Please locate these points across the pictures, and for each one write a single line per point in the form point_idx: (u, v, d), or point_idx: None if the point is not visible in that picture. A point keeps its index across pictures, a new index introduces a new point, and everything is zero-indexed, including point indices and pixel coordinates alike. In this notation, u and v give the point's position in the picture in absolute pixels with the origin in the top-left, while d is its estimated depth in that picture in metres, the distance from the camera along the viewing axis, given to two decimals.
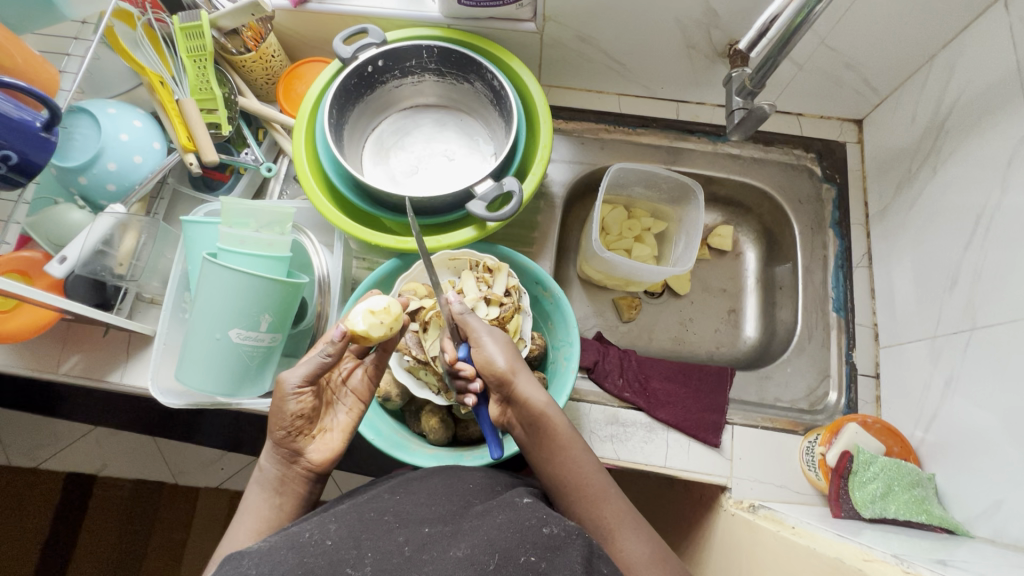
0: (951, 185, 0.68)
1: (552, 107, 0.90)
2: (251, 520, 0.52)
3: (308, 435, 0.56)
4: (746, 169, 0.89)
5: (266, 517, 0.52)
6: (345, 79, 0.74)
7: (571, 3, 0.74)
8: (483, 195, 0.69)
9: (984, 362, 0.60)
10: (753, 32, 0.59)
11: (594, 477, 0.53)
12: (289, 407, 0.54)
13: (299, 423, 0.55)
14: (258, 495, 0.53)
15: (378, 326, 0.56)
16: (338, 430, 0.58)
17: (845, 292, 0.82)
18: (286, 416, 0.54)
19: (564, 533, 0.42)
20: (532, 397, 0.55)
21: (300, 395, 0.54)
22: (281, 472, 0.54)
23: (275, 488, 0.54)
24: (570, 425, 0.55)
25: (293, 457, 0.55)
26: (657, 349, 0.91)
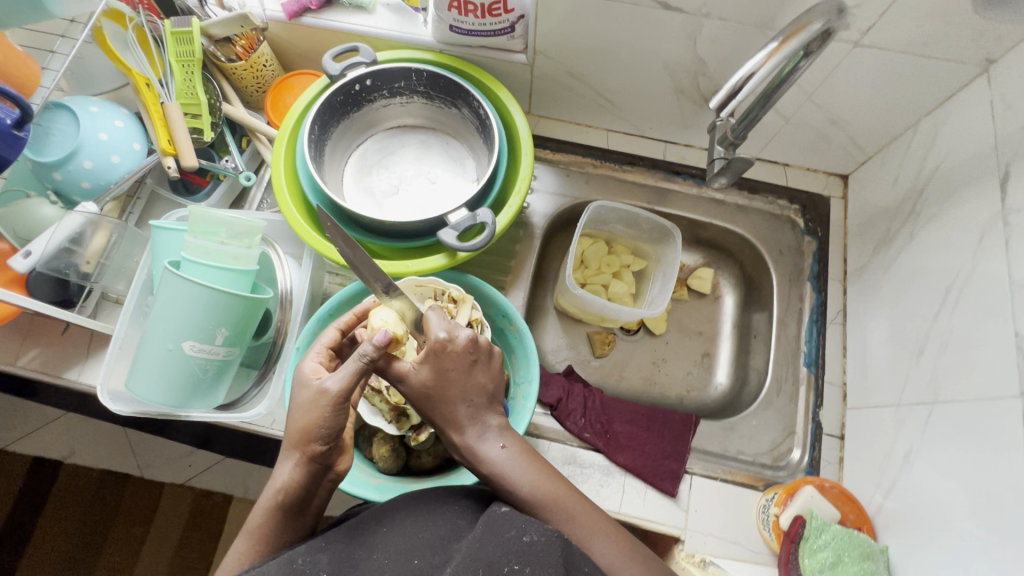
0: (926, 252, 0.67)
1: (541, 137, 0.91)
2: (269, 543, 0.49)
3: (339, 449, 0.53)
4: (728, 215, 0.90)
5: (284, 538, 0.50)
6: (331, 95, 0.74)
7: (560, 40, 0.74)
8: (455, 224, 0.68)
9: (940, 436, 0.59)
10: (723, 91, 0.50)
11: (554, 492, 0.50)
12: (330, 424, 0.49)
13: (336, 438, 0.51)
14: (282, 519, 0.50)
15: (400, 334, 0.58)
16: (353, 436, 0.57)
17: (817, 348, 0.81)
18: (327, 434, 0.49)
19: (544, 539, 0.41)
20: (470, 444, 0.51)
21: (343, 409, 0.50)
22: (308, 493, 0.51)
23: (301, 509, 0.50)
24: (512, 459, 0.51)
25: (322, 474, 0.52)
26: (627, 389, 0.90)
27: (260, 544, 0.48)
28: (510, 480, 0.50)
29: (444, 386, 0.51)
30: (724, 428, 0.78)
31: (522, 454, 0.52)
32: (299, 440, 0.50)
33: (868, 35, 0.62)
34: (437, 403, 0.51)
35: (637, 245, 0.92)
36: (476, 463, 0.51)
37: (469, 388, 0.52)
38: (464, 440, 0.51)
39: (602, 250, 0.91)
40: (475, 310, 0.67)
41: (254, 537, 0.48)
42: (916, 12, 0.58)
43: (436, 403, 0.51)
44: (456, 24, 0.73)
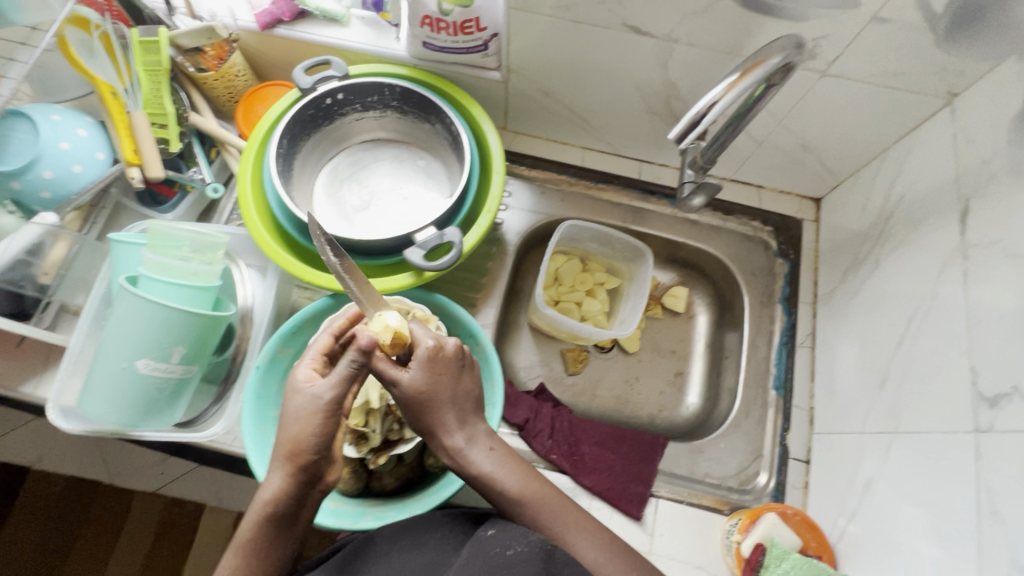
0: (892, 280, 0.67)
1: (517, 153, 0.90)
2: (255, 556, 0.49)
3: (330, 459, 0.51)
4: (702, 235, 0.90)
5: (271, 549, 0.50)
6: (301, 108, 0.73)
7: (532, 59, 0.74)
8: (422, 242, 0.68)
9: (899, 466, 0.59)
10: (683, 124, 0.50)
11: (537, 491, 0.54)
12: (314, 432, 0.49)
13: (325, 448, 0.50)
14: (266, 531, 0.49)
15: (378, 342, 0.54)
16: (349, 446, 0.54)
17: (786, 371, 0.81)
18: (311, 444, 0.49)
19: (527, 549, 0.48)
20: (459, 449, 0.54)
21: (328, 416, 0.50)
22: (294, 505, 0.50)
23: (287, 522, 0.50)
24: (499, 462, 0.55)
25: (310, 486, 0.50)
26: (599, 407, 0.89)
27: (250, 556, 0.49)
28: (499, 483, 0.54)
29: (438, 392, 0.53)
30: (692, 450, 0.78)
31: (507, 457, 0.56)
32: (286, 448, 0.49)
33: (834, 65, 0.62)
34: (430, 408, 0.53)
35: (610, 263, 0.92)
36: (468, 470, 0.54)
37: (460, 392, 0.54)
38: (454, 445, 0.54)
39: (576, 268, 0.91)
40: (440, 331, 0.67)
41: (245, 551, 0.49)
42: (879, 45, 0.58)
43: (428, 409, 0.53)
44: (429, 41, 0.73)
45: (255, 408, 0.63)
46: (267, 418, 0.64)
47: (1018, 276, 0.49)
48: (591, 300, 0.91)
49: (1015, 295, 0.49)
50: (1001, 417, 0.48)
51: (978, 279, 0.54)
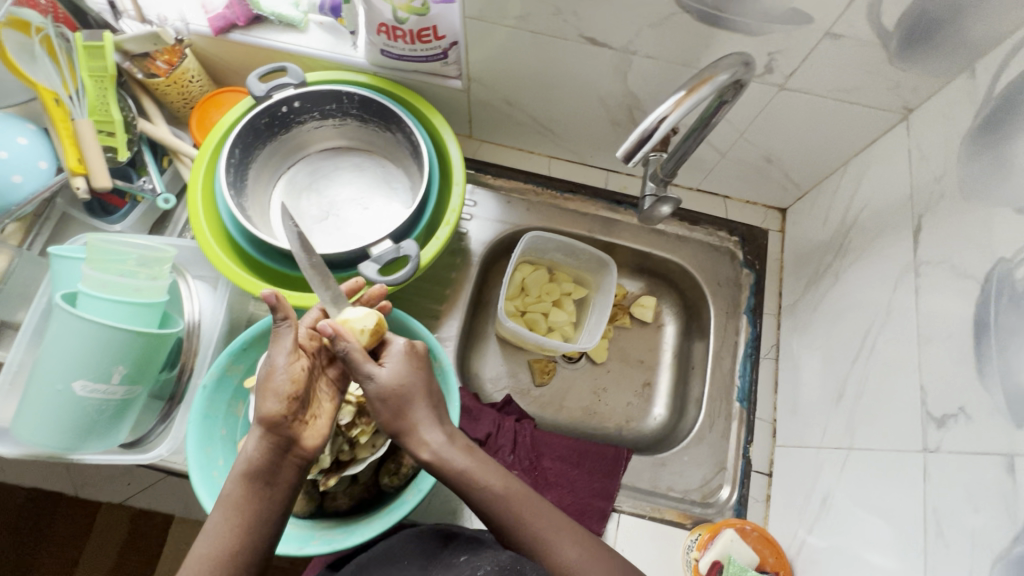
0: (850, 293, 0.67)
1: (482, 162, 0.89)
2: (234, 518, 0.46)
3: (302, 421, 0.50)
4: (669, 246, 0.89)
5: (249, 514, 0.46)
6: (255, 116, 0.71)
7: (492, 69, 0.72)
8: (378, 256, 0.66)
9: (853, 483, 0.58)
10: (630, 142, 0.49)
11: (517, 489, 0.53)
12: (281, 384, 0.48)
13: (293, 405, 0.48)
14: (246, 493, 0.46)
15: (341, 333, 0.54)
16: (330, 416, 0.52)
17: (750, 383, 0.81)
18: (278, 396, 0.48)
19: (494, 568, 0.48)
20: (434, 446, 0.52)
21: (291, 368, 0.49)
22: (270, 462, 0.47)
23: (266, 483, 0.47)
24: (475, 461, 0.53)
25: (284, 444, 0.48)
26: (566, 419, 0.88)
27: (228, 519, 0.46)
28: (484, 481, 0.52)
29: (412, 388, 0.52)
30: (656, 463, 0.77)
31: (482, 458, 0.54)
32: (258, 405, 0.48)
33: (792, 79, 0.62)
34: (403, 403, 0.51)
35: (577, 273, 0.91)
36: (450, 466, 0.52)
37: (434, 391, 0.54)
38: (434, 439, 0.52)
39: (542, 278, 0.90)
40: None
41: (225, 511, 0.46)
42: (834, 60, 0.58)
43: (404, 406, 0.51)
44: (386, 48, 0.72)
45: (200, 429, 0.61)
46: (213, 439, 0.62)
47: (965, 295, 0.49)
48: (558, 311, 0.90)
49: (962, 314, 0.49)
50: (947, 438, 0.48)
51: (929, 297, 0.54)
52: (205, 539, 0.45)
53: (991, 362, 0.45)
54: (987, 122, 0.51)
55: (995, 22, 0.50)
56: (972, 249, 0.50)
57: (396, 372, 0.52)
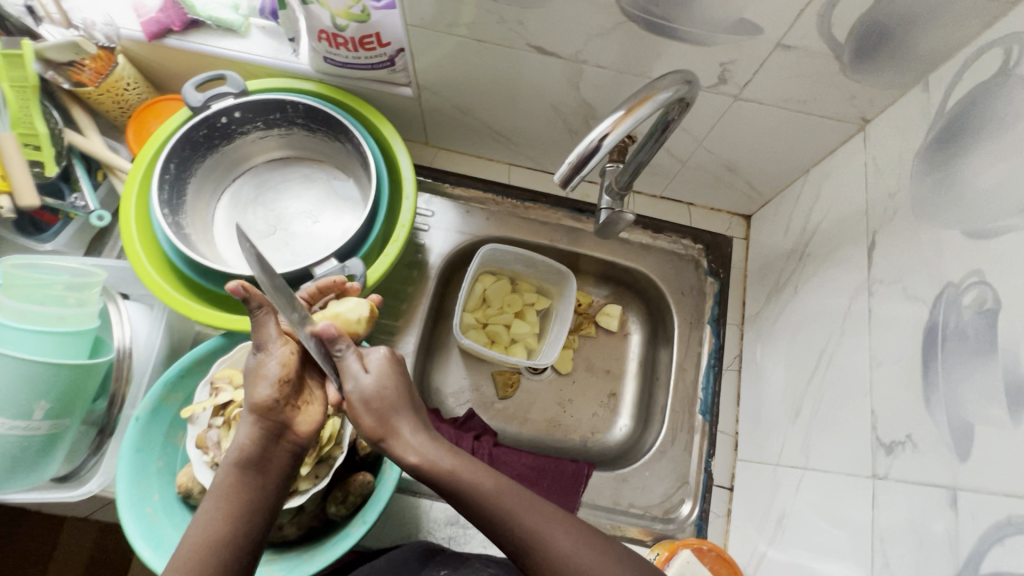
0: (808, 307, 0.66)
1: (440, 170, 0.86)
2: (224, 506, 0.45)
3: (294, 407, 0.50)
4: (632, 255, 0.87)
5: (239, 501, 0.45)
6: (191, 128, 0.68)
7: (441, 77, 0.69)
8: (320, 276, 0.64)
9: (806, 505, 0.57)
10: (569, 163, 0.47)
11: (507, 489, 0.46)
12: (273, 370, 0.49)
13: (285, 390, 0.49)
14: (239, 478, 0.46)
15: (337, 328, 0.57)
16: (323, 403, 0.53)
17: (713, 395, 0.80)
18: (270, 381, 0.48)
19: None
20: (414, 448, 0.46)
21: (282, 355, 0.50)
22: (262, 447, 0.47)
23: (256, 469, 0.47)
24: (457, 459, 0.46)
25: (275, 429, 0.48)
26: (530, 433, 0.86)
27: (221, 505, 0.45)
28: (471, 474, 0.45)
29: (393, 389, 0.48)
30: (617, 479, 0.76)
31: (467, 459, 0.47)
32: (250, 393, 0.49)
33: (746, 90, 0.60)
34: (382, 406, 0.47)
35: (539, 283, 0.89)
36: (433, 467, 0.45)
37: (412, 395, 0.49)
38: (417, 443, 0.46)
39: (504, 288, 0.87)
40: None
41: (218, 497, 0.45)
42: (787, 71, 0.56)
43: (385, 409, 0.47)
44: (330, 56, 0.69)
45: (132, 464, 0.57)
46: (148, 473, 0.59)
47: (915, 318, 0.48)
48: (519, 322, 0.88)
49: (912, 337, 0.48)
50: (895, 465, 0.46)
51: (880, 317, 0.52)
52: (198, 526, 0.44)
53: (937, 389, 0.44)
54: (940, 138, 0.50)
55: (946, 35, 0.49)
56: (922, 270, 0.48)
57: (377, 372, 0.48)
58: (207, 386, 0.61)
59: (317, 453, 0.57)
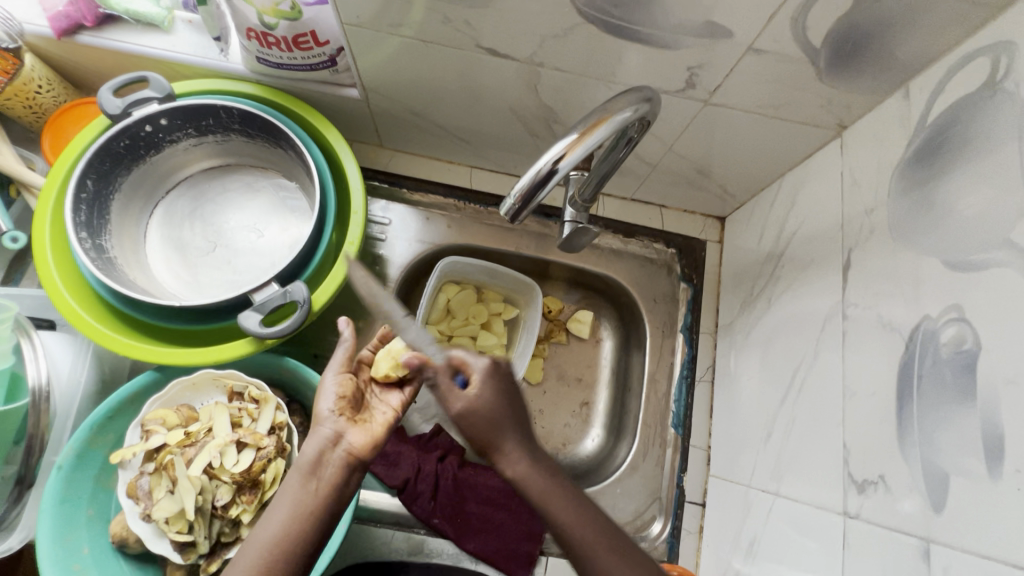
0: (781, 324, 0.63)
1: (396, 175, 0.81)
2: (284, 507, 0.46)
3: (356, 421, 0.53)
4: (603, 261, 0.83)
5: (298, 504, 0.46)
6: (110, 138, 0.61)
7: (388, 79, 0.63)
8: (261, 304, 0.58)
9: (776, 534, 0.55)
10: (519, 191, 0.43)
11: (601, 525, 0.45)
12: (331, 388, 0.53)
13: (345, 404, 0.53)
14: (300, 484, 0.47)
15: (392, 366, 0.57)
16: (382, 420, 0.54)
17: (685, 408, 0.77)
18: (330, 397, 0.53)
19: None
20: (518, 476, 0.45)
21: (338, 377, 0.54)
22: (320, 454, 0.49)
23: (314, 474, 0.48)
24: (558, 486, 0.45)
25: (334, 438, 0.50)
26: (501, 449, 0.80)
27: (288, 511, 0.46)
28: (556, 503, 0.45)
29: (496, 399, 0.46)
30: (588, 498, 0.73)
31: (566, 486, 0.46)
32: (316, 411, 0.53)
33: (716, 95, 0.55)
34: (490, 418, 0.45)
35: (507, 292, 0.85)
36: (529, 486, 0.45)
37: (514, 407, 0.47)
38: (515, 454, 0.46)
39: (470, 298, 0.83)
40: (283, 411, 0.56)
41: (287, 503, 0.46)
42: (759, 75, 0.51)
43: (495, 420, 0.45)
44: (262, 56, 0.62)
45: (56, 517, 0.53)
46: (76, 524, 0.54)
47: (891, 351, 0.45)
48: (487, 335, 0.83)
49: (886, 370, 0.45)
50: (866, 506, 0.44)
51: (855, 344, 0.49)
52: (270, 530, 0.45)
53: (912, 431, 0.41)
54: (920, 153, 0.46)
55: (927, 41, 0.45)
56: (898, 299, 0.45)
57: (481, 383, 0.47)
58: (139, 428, 0.55)
59: (258, 499, 0.52)
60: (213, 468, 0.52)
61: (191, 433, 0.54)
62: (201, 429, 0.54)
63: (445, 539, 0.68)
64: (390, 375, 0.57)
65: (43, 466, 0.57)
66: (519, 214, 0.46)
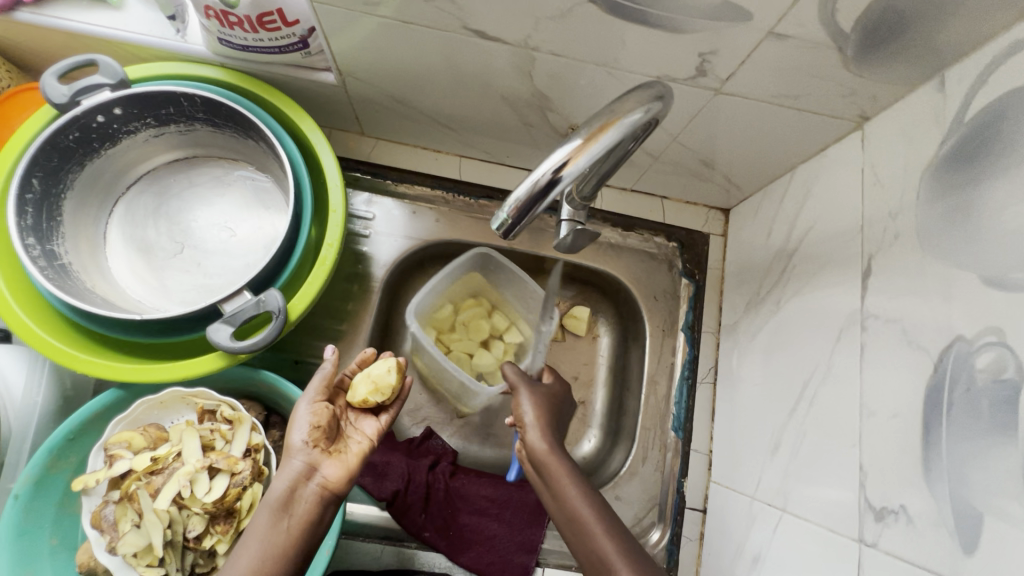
0: (790, 328, 0.59)
1: (380, 165, 0.75)
2: (252, 547, 0.43)
3: (330, 452, 0.49)
4: (600, 256, 0.78)
5: (269, 543, 0.43)
6: (57, 131, 0.54)
7: (367, 63, 0.57)
8: (231, 315, 0.52)
9: (784, 552, 0.53)
10: (517, 199, 0.39)
11: (596, 505, 0.52)
12: (305, 417, 0.49)
13: (319, 435, 0.49)
14: (267, 524, 0.44)
15: (371, 391, 0.53)
16: (358, 453, 0.51)
17: (686, 410, 0.74)
18: (303, 427, 0.48)
19: None
20: (533, 438, 0.58)
21: (312, 405, 0.50)
22: (292, 489, 0.46)
23: (284, 512, 0.45)
24: (570, 466, 0.55)
25: (307, 472, 0.47)
26: (495, 452, 0.76)
27: (254, 556, 0.42)
28: (563, 484, 0.54)
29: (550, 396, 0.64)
30: None
31: (568, 471, 0.55)
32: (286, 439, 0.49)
33: (729, 83, 0.50)
34: (538, 411, 0.61)
35: (517, 312, 0.80)
36: (541, 453, 0.57)
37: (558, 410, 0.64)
38: (545, 444, 0.57)
39: (473, 312, 0.78)
40: (259, 432, 0.53)
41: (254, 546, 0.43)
42: (779, 63, 0.46)
43: (542, 413, 0.61)
44: (225, 38, 0.55)
45: (15, 550, 0.49)
46: (38, 555, 0.50)
47: (916, 371, 0.42)
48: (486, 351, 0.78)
49: (912, 392, 0.42)
50: (885, 535, 0.42)
51: (875, 360, 0.46)
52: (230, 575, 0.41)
53: (940, 460, 0.39)
54: (957, 153, 0.42)
55: (970, 26, 0.40)
56: (926, 314, 0.42)
57: (550, 383, 0.67)
58: (102, 451, 0.51)
59: (234, 528, 0.49)
60: (183, 498, 0.48)
61: (158, 458, 0.50)
62: (169, 453, 0.51)
63: (437, 553, 0.65)
64: (368, 401, 0.53)
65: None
66: (514, 228, 0.42)
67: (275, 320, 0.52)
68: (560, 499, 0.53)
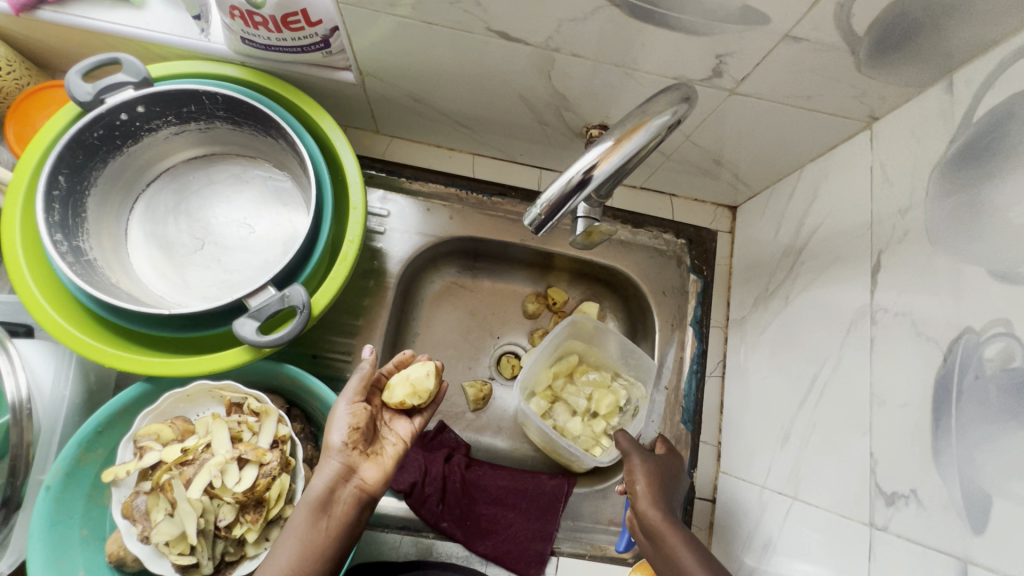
0: (799, 323, 0.61)
1: (394, 163, 0.76)
2: (293, 543, 0.46)
3: (367, 454, 0.51)
4: (611, 252, 0.79)
5: (308, 541, 0.46)
6: (82, 129, 0.55)
7: (388, 62, 0.58)
8: (257, 310, 0.53)
9: (795, 538, 0.54)
10: (546, 199, 0.42)
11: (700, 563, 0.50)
12: (344, 418, 0.50)
13: (357, 438, 0.50)
14: (308, 523, 0.47)
15: (408, 394, 0.54)
16: (393, 455, 0.53)
17: (696, 404, 0.75)
18: (342, 428, 0.50)
19: None
20: (647, 507, 0.57)
21: (352, 408, 0.51)
22: (332, 490, 0.48)
23: (323, 511, 0.47)
24: (693, 540, 0.53)
25: (345, 473, 0.49)
26: (508, 444, 0.78)
27: (295, 553, 0.46)
28: (681, 552, 0.52)
29: (662, 466, 0.63)
30: (599, 494, 0.73)
31: (691, 544, 0.52)
32: (325, 438, 0.50)
33: (743, 84, 0.52)
34: (651, 481, 0.59)
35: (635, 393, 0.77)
36: (654, 520, 0.55)
37: (670, 481, 0.62)
38: (659, 513, 0.56)
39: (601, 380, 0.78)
40: (284, 423, 0.54)
41: (296, 542, 0.46)
42: (794, 65, 0.48)
43: (654, 483, 0.59)
44: (248, 37, 0.56)
45: (48, 541, 0.50)
46: (70, 546, 0.51)
47: (925, 362, 0.44)
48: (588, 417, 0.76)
49: (922, 381, 0.44)
50: (896, 519, 0.44)
51: (885, 351, 0.48)
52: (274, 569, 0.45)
53: (950, 446, 0.40)
54: (966, 152, 0.43)
55: (979, 31, 0.41)
56: (935, 307, 0.44)
57: (663, 454, 0.65)
58: (131, 443, 0.52)
59: (263, 518, 0.50)
60: (214, 488, 0.49)
61: (188, 449, 0.51)
62: (198, 445, 0.52)
63: (454, 543, 0.67)
64: (405, 403, 0.55)
65: (28, 486, 0.54)
66: (544, 225, 0.44)
67: (301, 315, 0.53)
68: (673, 564, 0.51)
